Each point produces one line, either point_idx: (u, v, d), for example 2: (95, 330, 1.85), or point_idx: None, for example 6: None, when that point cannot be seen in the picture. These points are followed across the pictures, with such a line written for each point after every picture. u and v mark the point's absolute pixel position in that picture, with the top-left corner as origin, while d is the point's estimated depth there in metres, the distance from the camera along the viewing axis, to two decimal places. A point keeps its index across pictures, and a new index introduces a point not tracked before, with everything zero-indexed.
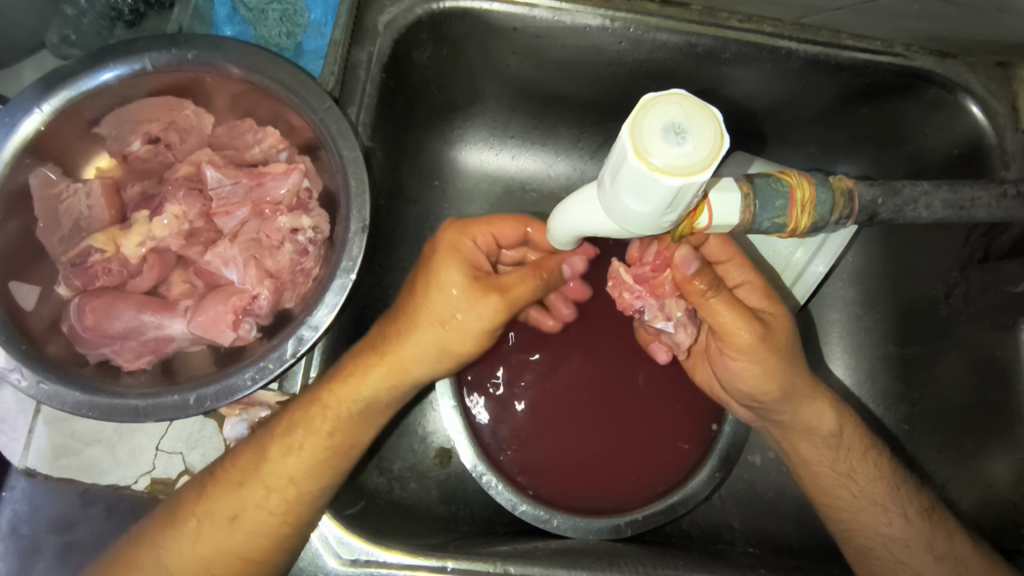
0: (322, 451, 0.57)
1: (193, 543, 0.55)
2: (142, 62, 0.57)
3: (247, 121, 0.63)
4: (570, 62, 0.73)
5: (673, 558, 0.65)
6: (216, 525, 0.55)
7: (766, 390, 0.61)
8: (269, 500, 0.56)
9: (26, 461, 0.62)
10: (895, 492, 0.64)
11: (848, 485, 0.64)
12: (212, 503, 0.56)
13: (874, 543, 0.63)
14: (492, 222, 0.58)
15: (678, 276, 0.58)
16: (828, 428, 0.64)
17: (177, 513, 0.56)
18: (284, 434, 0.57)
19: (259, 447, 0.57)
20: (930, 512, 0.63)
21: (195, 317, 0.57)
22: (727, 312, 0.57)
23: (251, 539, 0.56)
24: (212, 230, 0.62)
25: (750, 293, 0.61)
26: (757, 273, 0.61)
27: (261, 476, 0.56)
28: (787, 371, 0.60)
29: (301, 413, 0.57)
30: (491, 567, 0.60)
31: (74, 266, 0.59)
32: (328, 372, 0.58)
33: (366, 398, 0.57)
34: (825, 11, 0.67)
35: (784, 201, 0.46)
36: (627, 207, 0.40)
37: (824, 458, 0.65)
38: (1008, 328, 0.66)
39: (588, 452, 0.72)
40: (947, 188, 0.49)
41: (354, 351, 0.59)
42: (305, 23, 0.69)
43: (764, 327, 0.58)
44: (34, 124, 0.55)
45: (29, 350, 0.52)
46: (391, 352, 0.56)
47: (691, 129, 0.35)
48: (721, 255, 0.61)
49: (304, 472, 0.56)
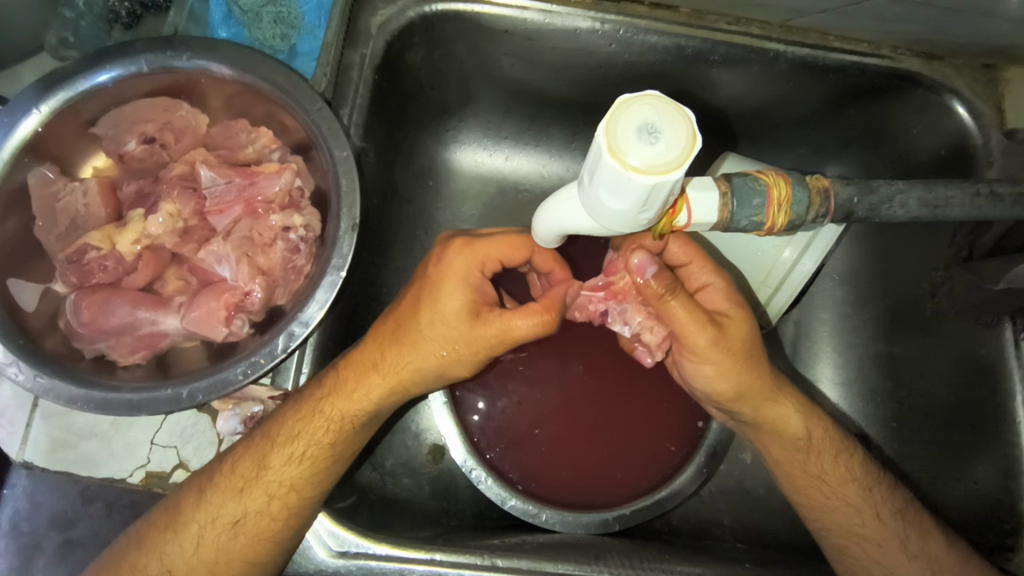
0: (320, 461, 0.58)
1: (198, 547, 0.57)
2: (138, 64, 0.59)
3: (241, 122, 0.64)
4: (562, 64, 0.75)
5: (658, 551, 0.66)
6: (220, 528, 0.57)
7: (721, 391, 0.61)
8: (270, 506, 0.57)
9: (24, 454, 0.63)
10: (867, 494, 0.64)
11: (819, 486, 0.65)
12: (214, 509, 0.57)
13: (848, 543, 0.64)
14: (501, 246, 0.57)
15: (636, 285, 0.57)
16: (796, 432, 0.64)
17: (178, 516, 0.57)
18: (284, 443, 0.58)
19: (261, 455, 0.58)
20: (903, 512, 0.64)
21: (189, 313, 0.58)
22: (687, 315, 0.57)
23: (253, 544, 0.57)
24: (206, 228, 0.63)
25: (714, 295, 0.61)
26: (721, 274, 0.61)
27: (263, 484, 0.57)
28: (744, 372, 0.60)
29: (302, 422, 0.58)
30: (480, 559, 0.61)
31: (70, 262, 0.59)
32: (327, 382, 0.59)
33: (366, 411, 0.59)
34: (811, 14, 0.68)
35: (761, 200, 0.47)
36: (605, 206, 0.41)
37: (794, 461, 0.65)
38: (992, 328, 0.67)
39: (579, 449, 0.73)
40: (922, 187, 0.50)
41: (350, 361, 0.59)
42: (300, 25, 0.70)
43: (718, 330, 0.58)
44: (33, 124, 0.57)
45: (27, 344, 0.54)
46: (390, 368, 0.58)
47: (664, 129, 0.36)
48: (681, 256, 0.61)
49: (305, 480, 0.58)
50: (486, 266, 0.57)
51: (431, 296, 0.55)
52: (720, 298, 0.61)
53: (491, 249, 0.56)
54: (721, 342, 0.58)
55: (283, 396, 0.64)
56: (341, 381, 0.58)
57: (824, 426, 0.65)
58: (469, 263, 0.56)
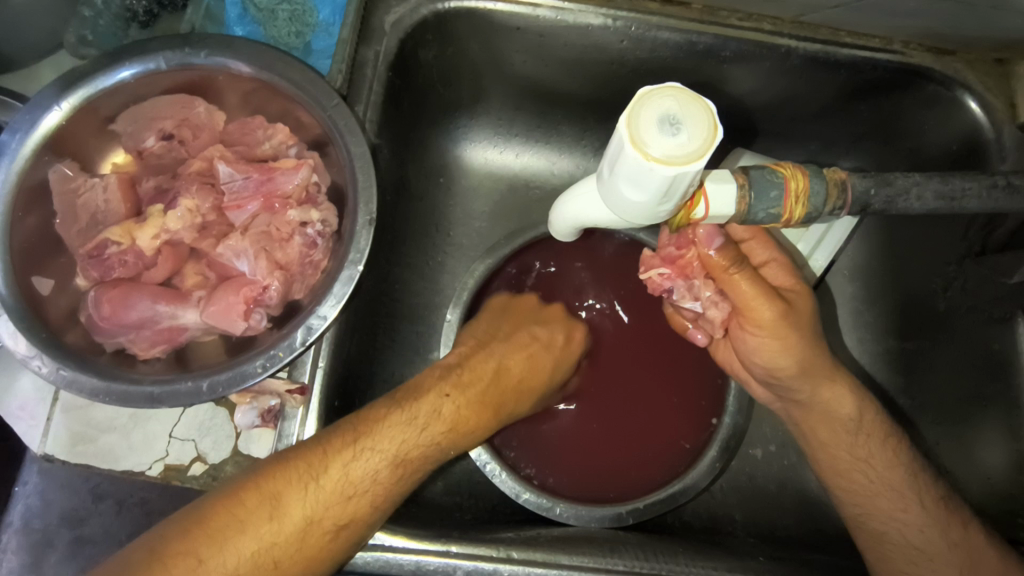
0: (397, 471, 0.56)
1: (273, 526, 0.51)
2: (156, 61, 0.59)
3: (257, 118, 0.65)
4: (574, 61, 0.75)
5: (671, 546, 0.67)
6: (301, 505, 0.52)
7: (782, 366, 0.61)
8: (347, 505, 0.53)
9: (44, 447, 0.63)
10: (912, 479, 0.62)
11: (863, 470, 0.64)
12: (296, 485, 0.52)
13: (888, 528, 0.62)
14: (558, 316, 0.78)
15: (702, 257, 0.57)
16: (846, 413, 0.63)
17: (266, 498, 0.51)
18: (367, 446, 0.55)
19: (344, 454, 0.54)
20: (946, 501, 0.62)
21: (208, 308, 0.58)
22: (749, 288, 0.57)
23: (329, 531, 0.53)
24: (223, 223, 0.63)
25: (776, 270, 0.62)
26: (781, 249, 0.63)
27: (342, 480, 0.53)
28: (807, 348, 0.60)
29: (388, 426, 0.57)
30: (496, 551, 0.61)
31: (91, 258, 0.60)
32: (402, 397, 0.60)
33: (453, 430, 0.61)
34: (822, 9, 0.69)
35: (778, 193, 0.47)
36: (625, 197, 0.42)
37: (841, 443, 0.64)
38: (1004, 322, 0.67)
39: (589, 442, 0.73)
40: (938, 179, 0.50)
41: (416, 385, 0.62)
42: (314, 22, 0.71)
43: (785, 304, 0.59)
44: (55, 120, 0.58)
45: (49, 338, 0.54)
46: (472, 402, 0.63)
47: (685, 120, 0.37)
48: (742, 233, 0.64)
49: (384, 487, 0.55)
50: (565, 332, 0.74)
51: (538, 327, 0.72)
52: (783, 274, 0.63)
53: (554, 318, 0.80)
54: (790, 316, 0.59)
55: (300, 390, 0.61)
56: (414, 402, 0.59)
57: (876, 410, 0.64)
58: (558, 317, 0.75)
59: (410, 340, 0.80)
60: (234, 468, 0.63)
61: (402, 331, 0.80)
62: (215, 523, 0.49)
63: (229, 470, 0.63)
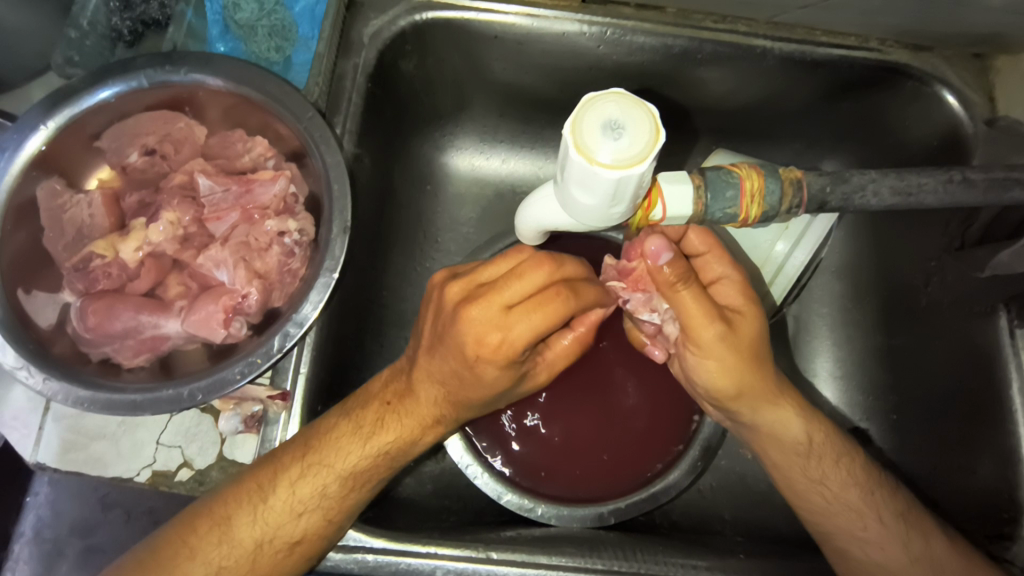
0: (344, 487, 0.58)
1: (223, 548, 0.56)
2: (138, 79, 0.62)
3: (238, 132, 0.67)
4: (553, 67, 0.76)
5: (651, 544, 0.67)
6: (247, 531, 0.56)
7: (721, 388, 0.60)
8: (298, 523, 0.57)
9: (37, 456, 0.65)
10: (869, 498, 0.63)
11: (821, 490, 0.63)
12: (239, 509, 0.56)
13: (851, 547, 0.62)
14: (528, 306, 0.52)
15: (652, 271, 0.56)
16: (797, 436, 0.63)
17: (216, 527, 0.56)
18: (315, 465, 0.57)
19: (291, 475, 0.57)
20: (904, 514, 0.62)
21: (188, 317, 0.60)
22: (694, 306, 0.56)
23: (278, 549, 0.57)
24: (205, 234, 0.65)
25: (727, 288, 0.59)
26: (738, 267, 0.59)
27: (290, 500, 0.57)
28: (745, 371, 0.59)
29: (335, 442, 0.58)
30: (474, 552, 0.62)
31: (78, 270, 0.62)
32: (352, 407, 0.59)
33: (403, 441, 0.59)
34: (792, 10, 0.69)
35: (734, 192, 0.48)
36: (578, 201, 0.43)
37: (795, 466, 0.64)
38: (987, 316, 0.66)
39: (584, 448, 0.74)
40: (894, 175, 0.51)
41: (367, 389, 0.61)
42: (293, 38, 0.72)
43: (727, 326, 0.57)
44: (39, 140, 0.60)
45: (36, 349, 0.56)
46: (425, 407, 0.59)
47: (628, 125, 0.38)
48: (698, 245, 0.60)
49: (333, 503, 0.58)
50: (526, 334, 0.52)
51: (489, 346, 0.52)
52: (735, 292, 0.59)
53: (519, 299, 0.52)
54: (725, 341, 0.57)
55: (282, 396, 0.63)
56: (363, 411, 0.59)
57: (825, 431, 0.64)
58: (537, 321, 0.52)
59: (398, 346, 0.81)
60: (220, 473, 0.65)
61: (390, 337, 0.81)
62: (167, 552, 0.55)
63: (215, 475, 0.64)
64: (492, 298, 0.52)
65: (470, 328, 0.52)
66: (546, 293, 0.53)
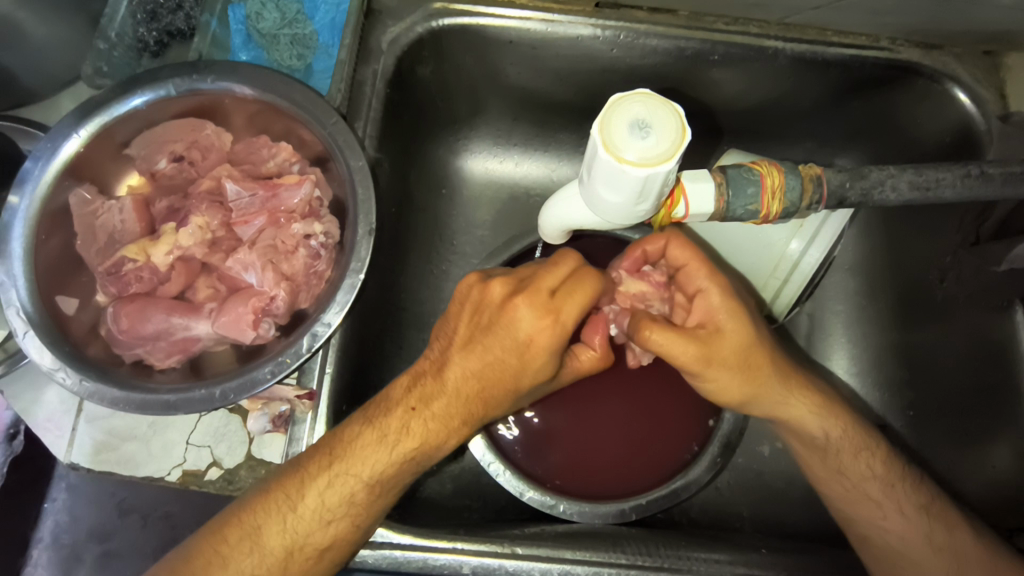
0: (371, 494, 0.58)
1: (256, 558, 0.57)
2: (167, 88, 0.63)
3: (263, 138, 0.68)
4: (567, 71, 0.77)
5: (673, 538, 0.68)
6: (281, 538, 0.57)
7: (731, 400, 0.61)
8: (327, 530, 0.58)
9: (71, 456, 0.67)
10: (873, 508, 0.63)
11: (845, 479, 0.64)
12: (271, 516, 0.57)
13: (877, 536, 0.63)
14: (574, 291, 0.58)
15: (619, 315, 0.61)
16: (822, 425, 0.64)
17: (250, 534, 0.57)
18: (341, 474, 0.58)
19: (318, 485, 0.58)
20: (928, 508, 0.62)
21: (219, 318, 0.61)
22: (667, 340, 0.57)
23: (310, 554, 0.58)
24: (232, 238, 0.67)
25: (704, 303, 0.60)
26: (716, 279, 0.60)
27: (319, 510, 0.57)
28: (750, 379, 0.60)
29: (361, 450, 0.58)
30: (500, 548, 0.63)
31: (109, 275, 0.63)
32: (376, 415, 0.59)
33: (431, 448, 0.59)
34: (804, 11, 0.70)
35: (755, 190, 0.50)
36: (605, 199, 0.44)
37: (819, 456, 0.65)
38: (1004, 311, 0.68)
39: (605, 452, 0.75)
40: (911, 170, 0.52)
41: (389, 394, 0.60)
42: (314, 46, 0.74)
43: (704, 347, 0.57)
44: (74, 147, 0.61)
45: (72, 351, 0.58)
46: (455, 406, 0.58)
47: (655, 125, 0.39)
48: (678, 258, 0.62)
49: (360, 510, 0.58)
50: (572, 312, 0.57)
51: (541, 326, 0.57)
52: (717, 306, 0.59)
53: (554, 281, 0.58)
54: (704, 362, 0.58)
55: (309, 395, 0.64)
56: (387, 418, 0.58)
57: (850, 421, 0.64)
58: (585, 299, 0.58)
59: (418, 348, 0.82)
60: (249, 472, 0.66)
61: (410, 339, 0.82)
62: (198, 562, 0.56)
63: (243, 474, 0.66)
64: (535, 288, 0.58)
65: (513, 320, 0.57)
66: (581, 279, 0.59)
